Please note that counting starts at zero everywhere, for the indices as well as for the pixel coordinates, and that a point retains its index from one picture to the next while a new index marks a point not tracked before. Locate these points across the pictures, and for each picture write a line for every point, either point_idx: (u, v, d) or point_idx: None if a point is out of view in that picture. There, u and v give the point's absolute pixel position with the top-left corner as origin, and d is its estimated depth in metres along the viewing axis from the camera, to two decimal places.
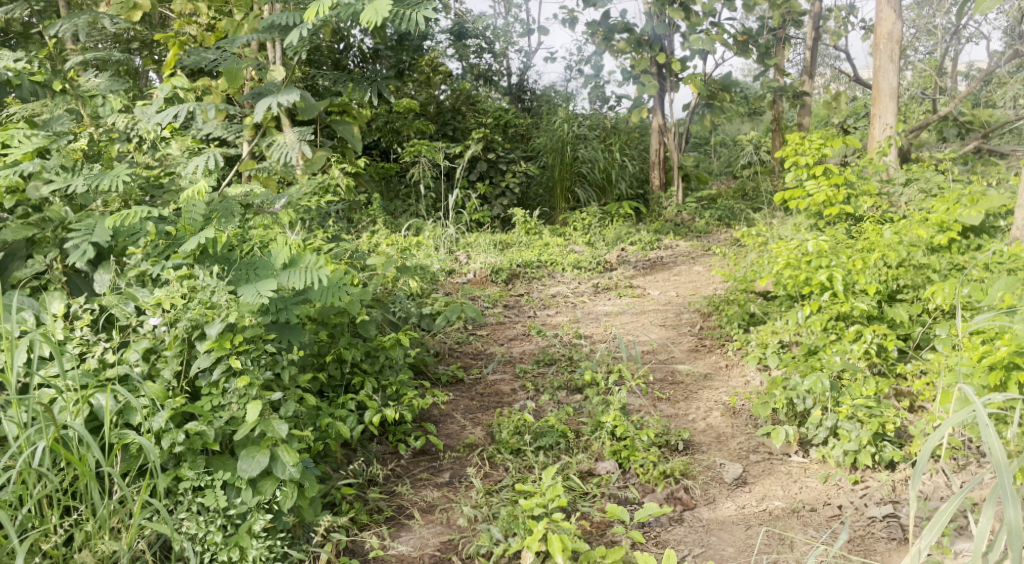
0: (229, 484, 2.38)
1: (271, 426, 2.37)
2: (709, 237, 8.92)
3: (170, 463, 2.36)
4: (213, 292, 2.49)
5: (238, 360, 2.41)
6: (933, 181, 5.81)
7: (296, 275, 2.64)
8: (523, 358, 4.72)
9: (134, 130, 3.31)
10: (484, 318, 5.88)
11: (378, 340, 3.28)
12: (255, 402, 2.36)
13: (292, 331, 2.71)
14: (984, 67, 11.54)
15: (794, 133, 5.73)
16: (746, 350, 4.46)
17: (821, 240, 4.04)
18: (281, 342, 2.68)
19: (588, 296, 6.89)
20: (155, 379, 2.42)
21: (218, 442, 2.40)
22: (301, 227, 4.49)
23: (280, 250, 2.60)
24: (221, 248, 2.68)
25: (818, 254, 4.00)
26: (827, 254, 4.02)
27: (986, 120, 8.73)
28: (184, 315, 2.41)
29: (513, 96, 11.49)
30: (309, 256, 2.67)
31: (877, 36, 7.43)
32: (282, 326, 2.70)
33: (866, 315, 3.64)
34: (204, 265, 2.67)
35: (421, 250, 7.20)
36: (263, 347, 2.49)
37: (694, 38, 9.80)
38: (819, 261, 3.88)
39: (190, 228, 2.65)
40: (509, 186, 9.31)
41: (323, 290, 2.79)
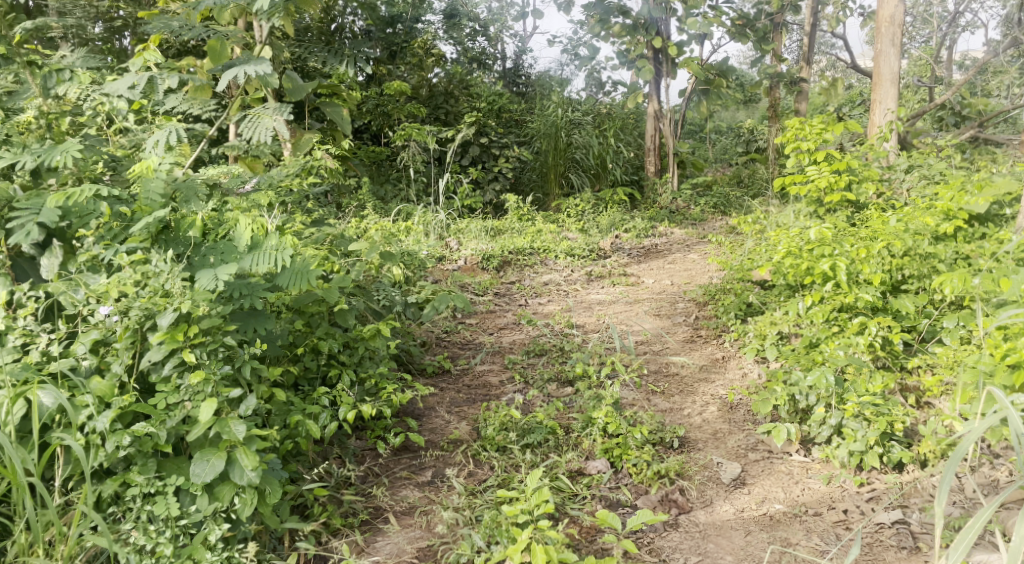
0: (184, 490, 2.23)
1: (228, 427, 2.20)
2: (704, 225, 8.77)
3: (119, 467, 2.22)
4: (166, 279, 2.30)
5: (192, 353, 2.24)
6: (936, 168, 5.64)
7: (262, 258, 2.55)
8: (513, 348, 4.56)
9: (86, 101, 3.09)
10: (473, 306, 5.72)
11: (357, 331, 3.10)
12: (210, 400, 2.19)
13: (257, 319, 2.58)
14: (981, 56, 11.39)
15: (795, 118, 5.56)
16: (742, 342, 4.32)
17: (823, 228, 3.86)
18: (246, 331, 2.53)
19: (580, 284, 6.72)
20: (103, 374, 2.27)
21: (171, 443, 2.24)
22: (282, 210, 4.31)
23: (243, 230, 2.53)
24: (184, 231, 2.54)
25: (819, 242, 3.84)
26: (829, 242, 3.86)
27: (983, 109, 8.58)
28: (133, 304, 2.24)
29: (507, 81, 11.29)
30: (272, 239, 2.60)
31: (879, 20, 7.25)
32: (246, 314, 2.56)
33: (870, 306, 3.47)
34: (161, 249, 2.53)
35: (409, 236, 7.02)
36: (221, 339, 2.32)
37: (692, 21, 9.61)
38: (821, 250, 3.71)
39: (147, 209, 2.51)
40: (502, 172, 9.12)
41: (289, 276, 2.67)
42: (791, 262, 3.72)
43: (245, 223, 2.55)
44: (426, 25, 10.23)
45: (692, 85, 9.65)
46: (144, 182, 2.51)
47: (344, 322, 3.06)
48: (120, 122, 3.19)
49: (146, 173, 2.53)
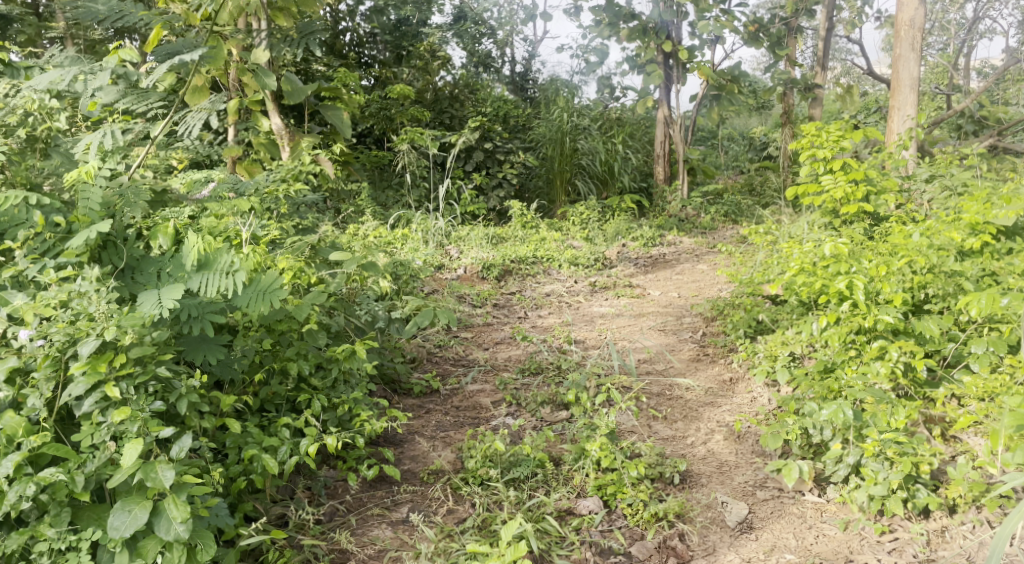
0: (102, 545, 2.05)
1: (154, 474, 2.02)
2: (714, 234, 8.51)
3: (32, 516, 2.03)
4: (91, 302, 2.20)
5: (117, 387, 2.10)
6: (959, 177, 5.36)
7: (210, 279, 2.46)
8: (509, 366, 4.32)
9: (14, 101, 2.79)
10: (470, 319, 5.48)
11: (330, 351, 2.86)
12: (135, 441, 2.02)
13: (208, 343, 2.49)
14: (999, 64, 11.08)
15: (810, 125, 5.30)
16: (751, 362, 4.08)
17: (840, 243, 3.60)
18: (194, 355, 2.45)
19: (584, 295, 6.47)
20: (21, 408, 2.12)
21: (89, 490, 2.07)
22: (264, 218, 4.09)
23: (190, 250, 2.42)
24: (123, 243, 2.51)
25: (835, 259, 3.56)
26: (845, 259, 3.59)
27: (1000, 118, 8.29)
28: (54, 329, 2.14)
29: (516, 86, 11.08)
30: (222, 256, 2.50)
31: (897, 24, 6.97)
32: (196, 339, 2.47)
33: (891, 329, 3.18)
34: (99, 262, 2.48)
35: (407, 245, 6.79)
36: (152, 371, 2.17)
37: (704, 25, 9.37)
38: (837, 267, 3.42)
39: (84, 219, 2.43)
40: (507, 178, 8.86)
41: (250, 297, 2.56)
42: (804, 280, 3.44)
43: (193, 243, 2.43)
44: (433, 28, 10.06)
45: (703, 90, 9.40)
46: (81, 192, 2.44)
47: (315, 343, 2.83)
48: (53, 122, 2.86)
49: (79, 183, 2.43)
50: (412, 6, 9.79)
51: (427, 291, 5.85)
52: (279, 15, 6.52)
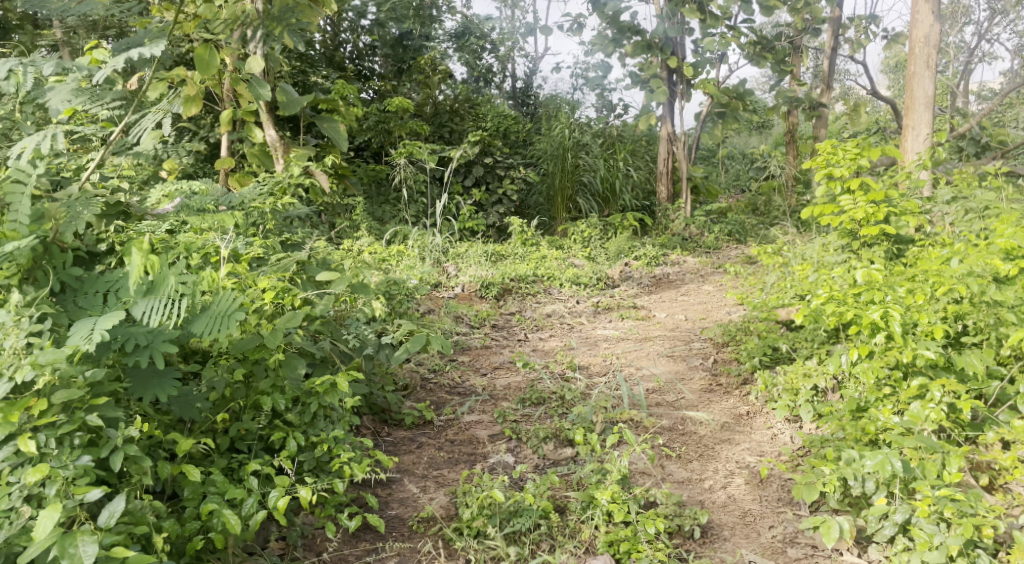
0: None
1: (74, 548, 1.77)
2: (719, 254, 8.25)
3: None
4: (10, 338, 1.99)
5: (35, 441, 1.88)
6: (983, 199, 5.09)
7: (154, 305, 2.28)
8: (508, 395, 4.03)
9: None
10: (467, 341, 5.19)
11: (309, 383, 2.60)
12: (53, 507, 1.77)
13: (159, 378, 2.27)
14: (999, 87, 10.93)
15: (826, 142, 5.03)
16: (769, 395, 3.81)
17: (872, 269, 3.32)
18: (141, 392, 2.22)
19: (586, 316, 6.18)
20: None
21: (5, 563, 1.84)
22: (249, 232, 3.84)
23: (130, 275, 2.22)
24: (62, 262, 2.31)
25: (868, 289, 3.27)
26: (878, 288, 3.30)
27: (1005, 140, 8.10)
28: None
29: (517, 101, 10.85)
30: (170, 280, 2.30)
31: (911, 40, 6.75)
32: (146, 376, 2.25)
33: (931, 364, 2.89)
34: (32, 283, 2.28)
35: (403, 263, 6.52)
36: (81, 421, 1.96)
37: (709, 40, 9.14)
38: (870, 296, 3.14)
39: (13, 234, 2.21)
40: (507, 194, 8.60)
41: (206, 324, 2.35)
42: (833, 309, 3.15)
43: (132, 267, 2.22)
44: (434, 43, 9.89)
45: (708, 106, 9.16)
46: (13, 202, 2.23)
47: (293, 377, 2.53)
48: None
49: (10, 191, 2.24)
50: (413, 19, 9.62)
51: (422, 311, 5.56)
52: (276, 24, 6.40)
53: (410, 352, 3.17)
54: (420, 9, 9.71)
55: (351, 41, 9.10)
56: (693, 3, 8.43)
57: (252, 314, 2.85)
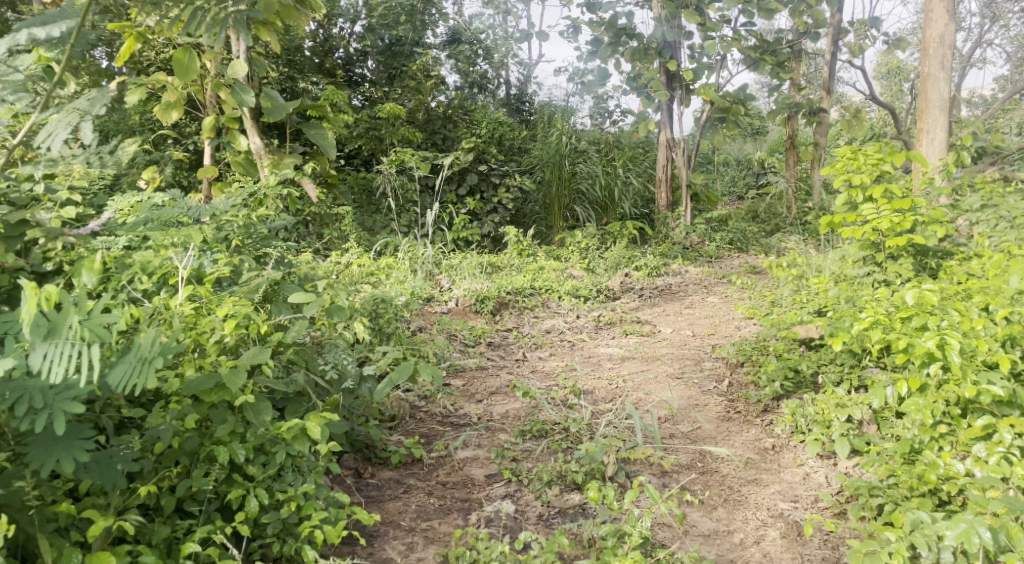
0: None
1: None
2: (722, 263, 7.90)
3: None
4: None
5: None
6: (1013, 209, 4.75)
7: (55, 352, 1.91)
8: (506, 426, 3.65)
9: None
10: (461, 362, 4.80)
11: (275, 428, 2.23)
12: None
13: (64, 442, 1.89)
14: (1003, 90, 10.61)
15: (845, 147, 4.66)
16: (796, 426, 3.46)
17: (922, 289, 2.95)
18: (42, 462, 1.85)
19: (587, 332, 5.80)
20: None
21: None
22: (224, 248, 3.48)
23: (21, 316, 1.86)
24: None
25: (919, 311, 2.91)
26: (930, 310, 2.94)
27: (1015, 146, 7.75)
28: None
29: (511, 108, 10.47)
30: (73, 320, 1.94)
31: (925, 39, 6.38)
32: (47, 440, 1.87)
33: (997, 402, 2.53)
34: None
35: (393, 277, 6.15)
36: None
37: (709, 44, 8.77)
38: (920, 320, 2.78)
39: None
40: (502, 202, 8.20)
41: (122, 369, 2.00)
42: (878, 335, 2.79)
43: (25, 306, 1.85)
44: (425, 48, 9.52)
45: (708, 112, 8.81)
46: None
47: (258, 425, 2.16)
48: None
49: None
50: (406, 24, 9.35)
51: (411, 329, 5.18)
52: (260, 29, 6.10)
53: (394, 386, 2.78)
54: (411, 13, 9.39)
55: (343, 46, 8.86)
56: (692, 6, 8.08)
57: (213, 345, 2.48)
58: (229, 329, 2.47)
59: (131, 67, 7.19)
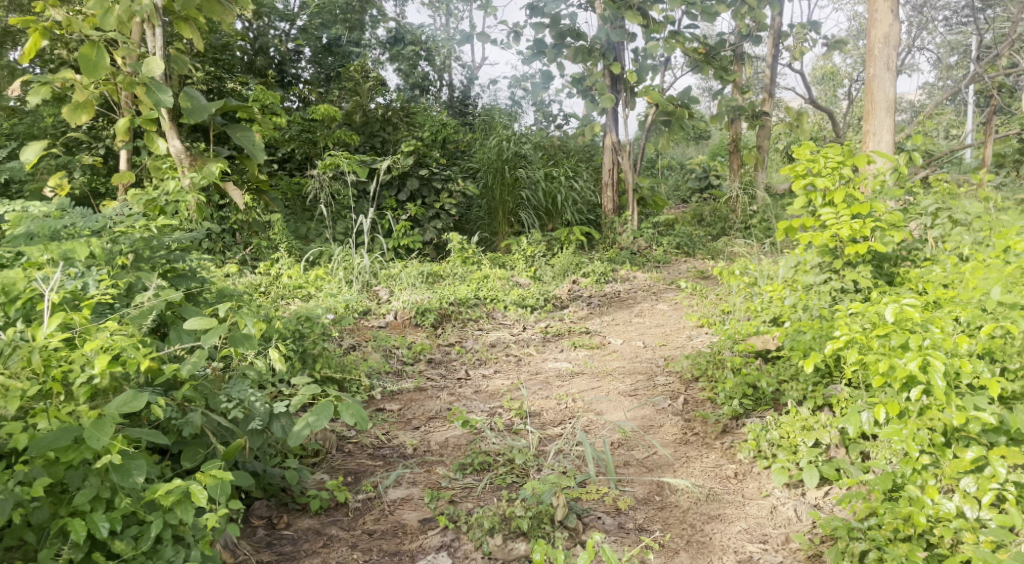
0: None
1: None
2: (669, 268, 7.69)
3: None
4: None
5: None
6: (968, 212, 4.59)
7: None
8: (444, 458, 3.29)
9: None
10: (399, 383, 4.43)
11: (151, 492, 1.98)
12: None
13: None
14: (939, 93, 10.67)
15: (803, 148, 4.42)
16: (759, 451, 3.19)
17: (904, 303, 2.72)
18: None
19: (535, 345, 5.48)
20: None
21: None
22: (126, 264, 3.01)
23: None
24: None
25: (898, 329, 2.68)
26: (909, 327, 2.71)
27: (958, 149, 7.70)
28: None
29: (454, 111, 10.06)
30: None
31: (870, 41, 6.12)
32: None
33: (987, 431, 2.30)
34: None
35: (326, 291, 5.75)
36: None
37: (653, 46, 8.55)
38: (902, 336, 2.54)
39: None
40: (444, 208, 7.82)
41: None
42: (856, 356, 2.54)
43: None
44: (365, 49, 9.34)
45: (653, 115, 8.59)
46: None
47: (123, 488, 1.94)
48: None
49: None
50: (342, 24, 9.04)
51: (344, 348, 4.78)
52: (181, 24, 5.61)
53: (309, 429, 2.43)
54: (348, 11, 9.15)
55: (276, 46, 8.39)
56: (635, 8, 7.83)
57: (82, 389, 2.09)
58: (98, 371, 2.09)
59: (40, 64, 6.63)
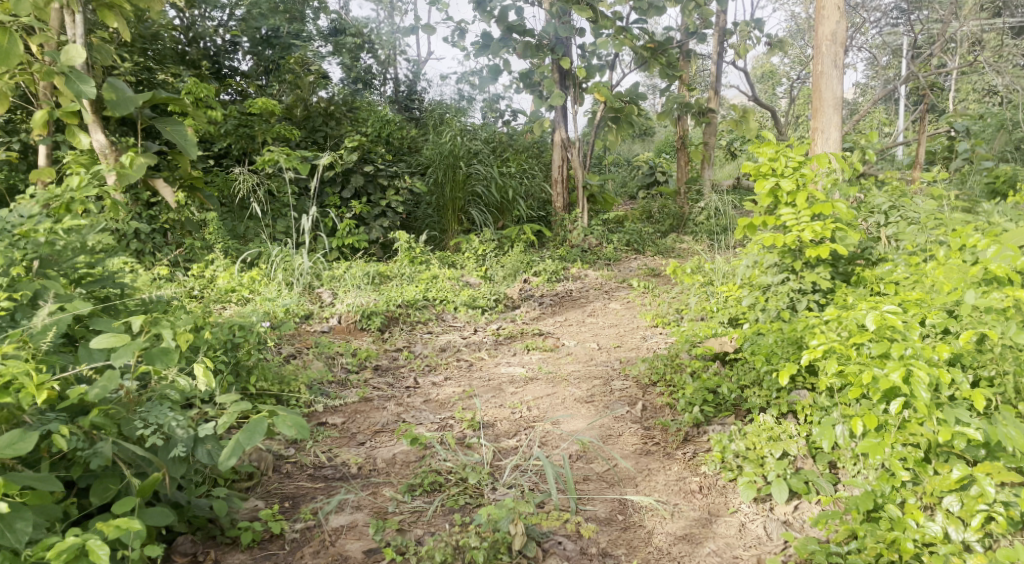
0: None
1: None
2: (621, 266, 7.57)
3: None
4: None
5: None
6: (921, 210, 4.54)
7: None
8: (392, 478, 3.05)
9: None
10: (343, 393, 4.17)
11: (38, 547, 1.84)
12: None
13: None
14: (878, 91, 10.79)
15: (766, 146, 4.32)
16: (725, 463, 3.03)
17: (885, 311, 2.66)
18: None
19: (486, 349, 5.27)
20: None
21: None
22: (29, 274, 2.69)
23: None
24: None
25: (878, 337, 2.66)
26: (889, 335, 2.67)
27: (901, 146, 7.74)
28: None
29: (400, 106, 9.77)
30: None
31: (817, 37, 5.93)
32: None
33: (972, 447, 2.33)
34: None
35: (264, 295, 5.46)
36: None
37: (601, 42, 8.41)
38: (886, 346, 2.52)
39: None
40: (391, 206, 7.52)
41: None
42: (835, 368, 2.55)
43: None
44: (306, 42, 8.97)
45: (602, 111, 8.45)
46: None
47: (8, 541, 1.81)
48: None
49: None
50: (282, 16, 8.66)
51: (283, 357, 4.49)
52: (106, 12, 5.16)
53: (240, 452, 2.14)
54: (287, 2, 8.79)
55: (211, 36, 7.98)
56: (583, 3, 7.64)
57: None
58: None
59: None
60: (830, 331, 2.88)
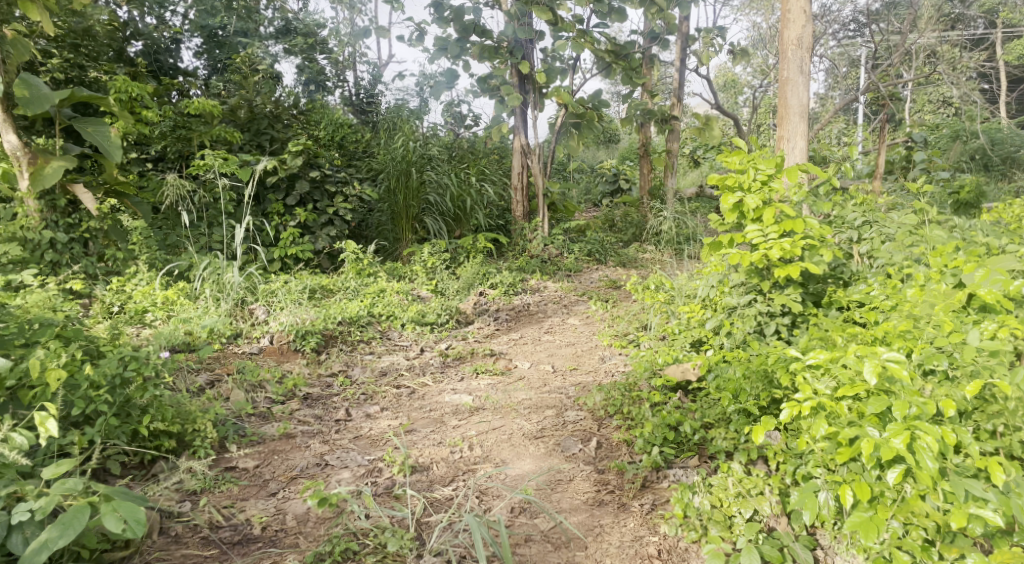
0: None
1: None
2: (582, 278, 7.18)
3: None
4: None
5: None
6: (898, 225, 4.19)
7: None
8: (302, 542, 2.64)
9: None
10: (264, 429, 3.67)
11: None
12: None
13: None
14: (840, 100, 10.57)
15: (733, 155, 3.92)
16: (687, 523, 2.65)
17: (881, 361, 2.35)
18: None
19: (431, 373, 4.81)
20: None
21: None
22: None
23: None
24: None
25: (873, 389, 2.40)
26: (885, 388, 2.40)
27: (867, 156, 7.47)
28: None
29: (355, 108, 9.27)
30: None
31: (783, 41, 5.57)
32: None
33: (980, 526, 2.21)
34: None
35: (184, 315, 4.96)
36: None
37: (560, 44, 8.03)
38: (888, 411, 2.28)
39: None
40: (339, 213, 6.97)
41: None
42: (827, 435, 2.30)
43: None
44: (255, 39, 8.40)
45: (561, 117, 8.04)
46: None
47: None
48: None
49: None
50: (226, 12, 8.12)
51: (198, 387, 3.98)
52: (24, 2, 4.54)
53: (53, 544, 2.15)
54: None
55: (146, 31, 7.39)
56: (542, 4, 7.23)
57: None
58: None
59: None
60: (810, 375, 2.55)
